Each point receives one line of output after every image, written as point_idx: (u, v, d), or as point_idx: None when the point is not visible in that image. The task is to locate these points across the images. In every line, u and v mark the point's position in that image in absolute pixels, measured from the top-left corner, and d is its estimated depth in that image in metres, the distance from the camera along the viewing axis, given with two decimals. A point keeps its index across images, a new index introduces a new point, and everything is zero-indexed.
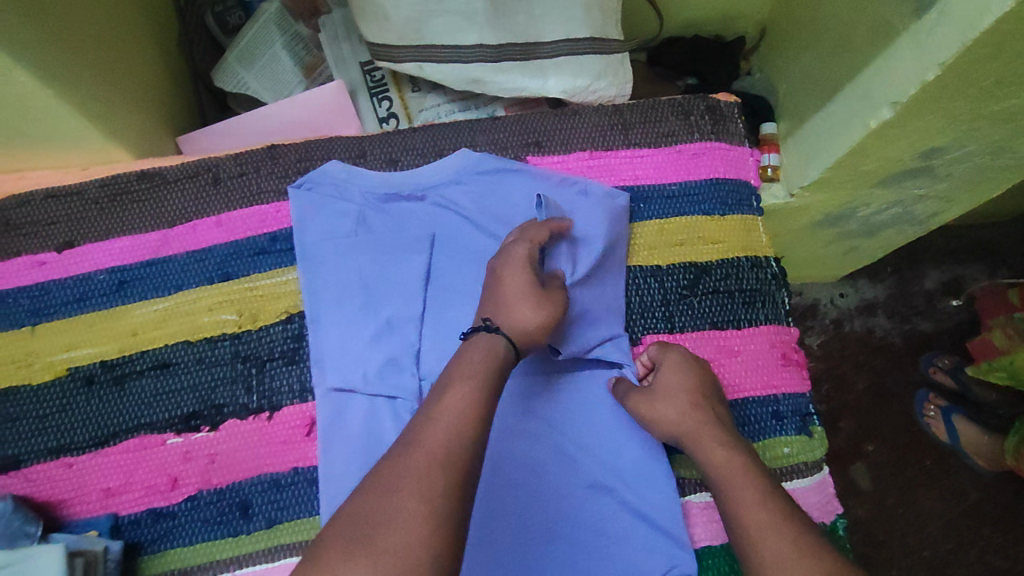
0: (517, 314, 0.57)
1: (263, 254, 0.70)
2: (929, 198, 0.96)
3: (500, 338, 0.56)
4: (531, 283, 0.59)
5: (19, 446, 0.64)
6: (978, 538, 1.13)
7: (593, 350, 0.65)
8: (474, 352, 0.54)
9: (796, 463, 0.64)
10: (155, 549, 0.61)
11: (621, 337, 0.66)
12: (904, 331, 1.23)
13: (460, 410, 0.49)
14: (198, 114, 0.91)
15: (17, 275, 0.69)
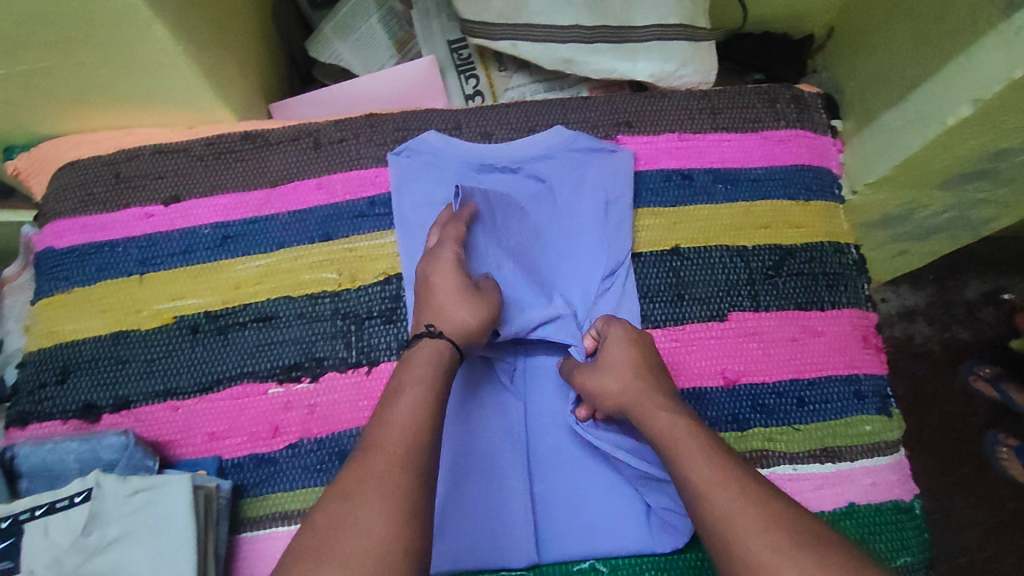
0: (453, 314, 0.60)
1: (361, 217, 0.72)
2: (988, 202, 0.91)
3: (440, 339, 0.58)
4: (460, 284, 0.62)
5: (129, 387, 0.67)
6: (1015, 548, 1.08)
7: (535, 330, 0.67)
8: (418, 356, 0.57)
9: (877, 441, 0.66)
10: (257, 492, 0.64)
11: (564, 320, 0.67)
12: (944, 339, 1.18)
13: (412, 413, 0.52)
14: (290, 84, 0.94)
15: (127, 225, 0.72)
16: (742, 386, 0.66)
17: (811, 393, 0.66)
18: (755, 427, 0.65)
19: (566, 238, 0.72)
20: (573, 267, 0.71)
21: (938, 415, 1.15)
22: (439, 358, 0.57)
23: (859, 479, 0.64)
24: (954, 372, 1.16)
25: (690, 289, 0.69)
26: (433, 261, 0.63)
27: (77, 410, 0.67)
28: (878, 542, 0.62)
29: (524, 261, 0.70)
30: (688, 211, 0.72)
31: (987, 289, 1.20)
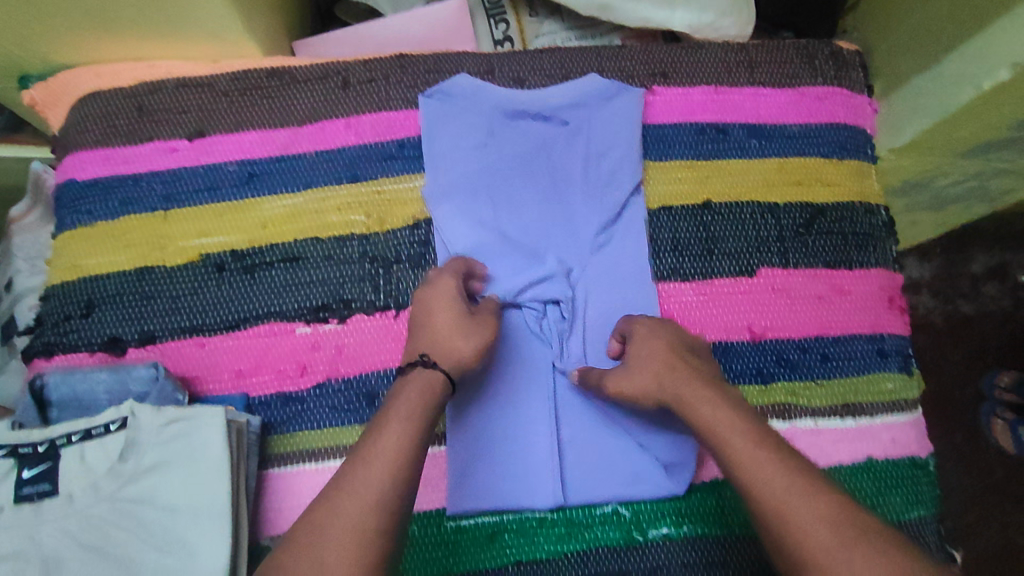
0: (448, 346, 0.58)
1: (391, 159, 0.71)
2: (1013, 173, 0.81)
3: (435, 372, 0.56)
4: (456, 314, 0.59)
5: (155, 323, 0.67)
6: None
7: (524, 292, 0.66)
8: (408, 390, 0.54)
9: (897, 399, 0.67)
10: (284, 430, 0.64)
11: (552, 278, 0.66)
12: (948, 313, 1.03)
13: (393, 453, 0.49)
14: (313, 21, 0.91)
15: (150, 160, 0.71)
16: (768, 341, 0.67)
17: (836, 349, 0.67)
18: (778, 381, 0.66)
19: (558, 196, 0.70)
20: (565, 226, 0.69)
21: (938, 381, 1.01)
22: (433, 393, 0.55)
23: (879, 435, 0.65)
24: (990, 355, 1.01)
25: (720, 244, 0.69)
26: (430, 288, 0.60)
27: (103, 343, 0.66)
28: (894, 495, 0.64)
29: (516, 214, 0.69)
30: (722, 165, 0.71)
31: (1005, 261, 1.03)
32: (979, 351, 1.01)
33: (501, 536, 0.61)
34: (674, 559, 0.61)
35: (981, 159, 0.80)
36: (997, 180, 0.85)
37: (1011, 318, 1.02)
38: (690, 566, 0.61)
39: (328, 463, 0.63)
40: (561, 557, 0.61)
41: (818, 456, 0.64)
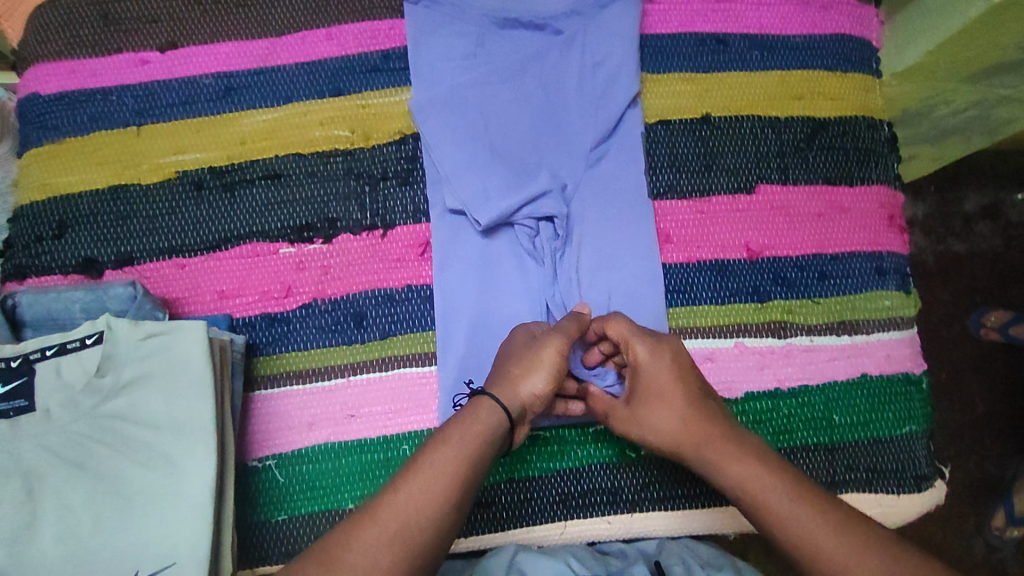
0: (513, 381, 0.54)
1: (375, 71, 0.67)
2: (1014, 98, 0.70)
3: (491, 402, 0.52)
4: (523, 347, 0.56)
5: (132, 244, 0.64)
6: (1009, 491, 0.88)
7: (519, 212, 0.63)
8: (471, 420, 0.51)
9: (894, 316, 0.66)
10: (270, 351, 0.62)
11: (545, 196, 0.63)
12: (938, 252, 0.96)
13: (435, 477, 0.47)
14: None
15: (119, 72, 0.67)
16: (765, 259, 0.65)
17: (833, 267, 0.66)
18: (773, 299, 0.64)
19: (551, 110, 0.66)
20: (558, 143, 0.65)
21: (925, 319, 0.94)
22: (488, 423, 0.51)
23: (874, 352, 0.65)
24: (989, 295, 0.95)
25: (719, 159, 0.67)
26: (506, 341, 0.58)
27: (78, 265, 0.64)
28: (887, 410, 0.64)
29: (507, 127, 0.65)
30: (722, 78, 0.68)
31: (1000, 199, 0.97)
32: (969, 289, 0.94)
33: None
34: (667, 475, 0.61)
35: (980, 85, 0.68)
36: (999, 109, 0.73)
37: (1002, 258, 0.95)
38: (684, 481, 0.62)
39: (315, 384, 0.62)
40: (553, 474, 0.61)
41: (811, 375, 0.64)
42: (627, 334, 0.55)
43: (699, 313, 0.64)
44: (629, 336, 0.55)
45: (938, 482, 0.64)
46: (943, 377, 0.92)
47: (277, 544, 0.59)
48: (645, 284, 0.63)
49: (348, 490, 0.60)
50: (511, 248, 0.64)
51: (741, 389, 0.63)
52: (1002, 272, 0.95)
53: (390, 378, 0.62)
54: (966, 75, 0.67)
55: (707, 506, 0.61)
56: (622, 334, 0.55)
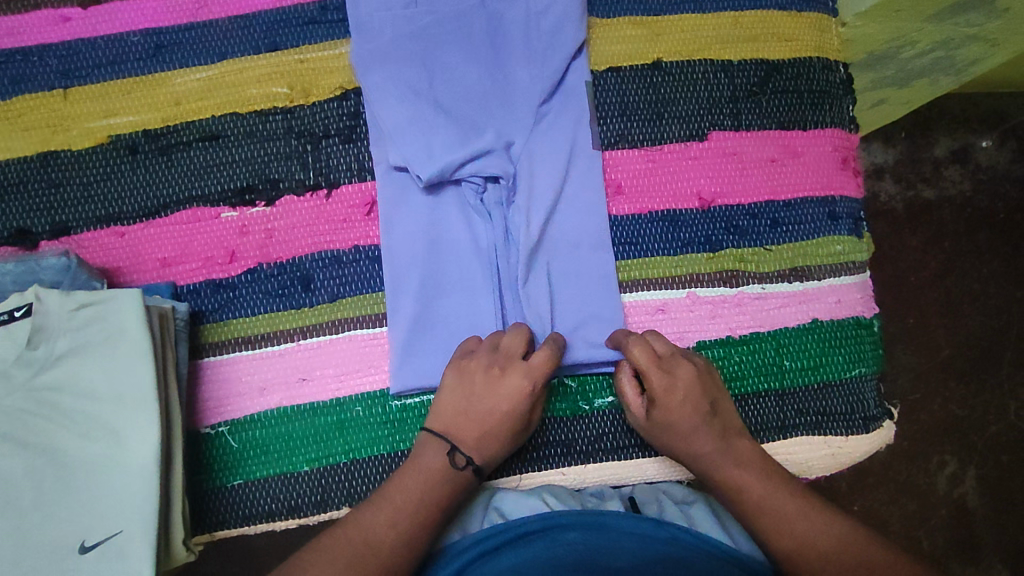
0: (481, 422, 0.55)
1: (313, 24, 0.65)
2: (978, 38, 0.68)
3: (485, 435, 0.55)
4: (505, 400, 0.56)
5: (66, 212, 0.62)
6: (958, 424, 0.91)
7: (464, 167, 0.61)
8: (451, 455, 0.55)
9: (846, 261, 0.65)
10: (217, 318, 0.61)
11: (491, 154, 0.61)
12: (908, 200, 0.95)
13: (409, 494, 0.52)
14: None
15: (40, 31, 0.64)
16: (717, 208, 0.64)
17: (786, 214, 0.65)
18: (724, 249, 0.64)
19: (496, 62, 0.64)
20: (503, 97, 0.63)
21: (894, 267, 0.93)
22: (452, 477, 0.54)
23: (825, 297, 0.65)
24: (955, 240, 0.94)
25: (671, 106, 0.65)
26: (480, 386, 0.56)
27: (11, 236, 0.61)
28: (837, 354, 0.64)
29: (449, 79, 0.63)
30: (674, 21, 0.66)
31: (969, 143, 0.96)
32: (937, 236, 0.94)
33: None
34: (622, 426, 0.62)
35: (945, 25, 0.65)
36: (966, 49, 0.70)
37: (971, 202, 0.95)
38: (636, 431, 0.62)
39: (263, 350, 0.61)
40: None
41: (764, 323, 0.64)
42: (646, 364, 0.56)
43: (649, 265, 0.64)
44: (647, 368, 0.56)
45: (887, 423, 0.65)
46: (907, 322, 0.93)
47: (234, 509, 0.60)
48: (592, 237, 0.63)
49: (304, 452, 0.60)
50: (460, 206, 0.62)
51: (693, 340, 0.63)
52: (966, 219, 0.95)
53: (342, 341, 0.61)
54: (930, 14, 0.63)
55: (659, 456, 0.62)
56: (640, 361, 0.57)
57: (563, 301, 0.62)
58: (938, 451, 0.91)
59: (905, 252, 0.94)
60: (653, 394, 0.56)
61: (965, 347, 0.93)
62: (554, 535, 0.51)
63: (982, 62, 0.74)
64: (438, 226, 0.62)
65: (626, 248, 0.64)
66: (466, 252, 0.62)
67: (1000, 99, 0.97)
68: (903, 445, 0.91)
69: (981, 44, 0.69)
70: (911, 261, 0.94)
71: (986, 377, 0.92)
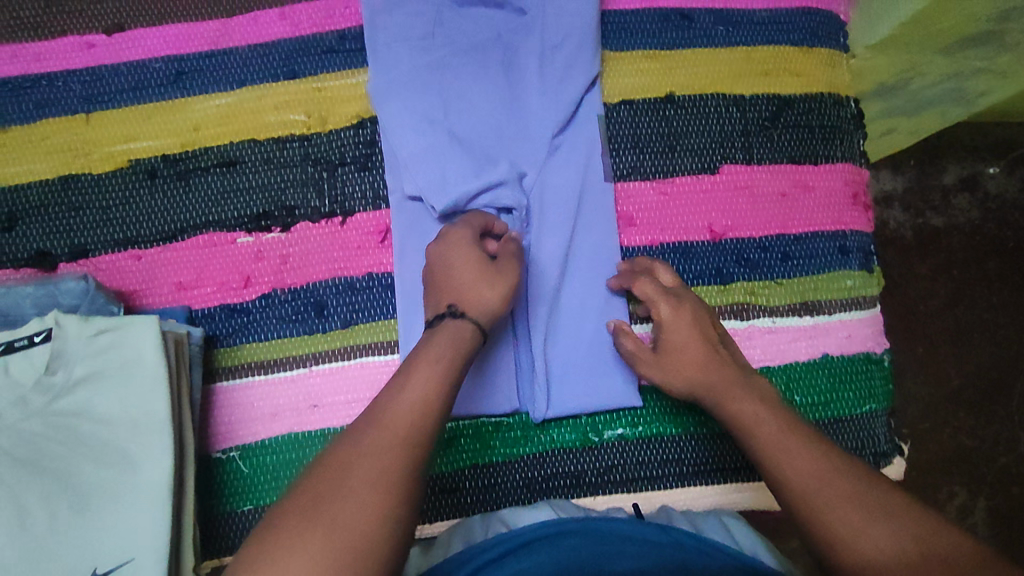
0: (472, 296, 0.54)
1: (332, 52, 0.66)
2: (990, 72, 0.69)
3: (467, 323, 0.52)
4: (477, 263, 0.55)
5: (85, 235, 0.63)
6: (968, 454, 0.91)
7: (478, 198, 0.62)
8: (440, 336, 0.50)
9: (856, 296, 0.66)
10: (230, 343, 0.62)
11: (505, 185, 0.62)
12: (917, 228, 0.95)
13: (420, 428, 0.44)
14: None
15: (64, 56, 0.65)
16: (729, 240, 0.65)
17: (797, 248, 0.65)
18: (735, 282, 0.64)
19: (511, 94, 0.65)
20: (518, 129, 0.64)
21: (903, 295, 0.94)
22: (461, 343, 0.50)
23: (835, 332, 0.65)
24: (965, 269, 0.94)
25: (682, 139, 0.66)
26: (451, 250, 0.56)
27: (30, 258, 0.62)
28: (848, 389, 0.64)
29: (464, 111, 0.64)
30: (686, 55, 0.67)
31: (978, 173, 0.96)
32: (947, 264, 0.94)
33: (458, 441, 0.61)
34: (631, 457, 0.62)
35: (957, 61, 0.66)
36: (976, 81, 0.69)
37: (980, 232, 0.95)
38: (645, 463, 0.62)
39: (275, 375, 0.61)
40: (516, 460, 0.61)
41: (775, 356, 0.64)
42: (653, 293, 0.59)
43: None
44: (654, 296, 0.58)
45: (896, 458, 0.65)
46: (917, 350, 0.93)
47: (243, 533, 0.60)
48: (603, 270, 0.63)
49: None
50: None
51: None
52: (973, 248, 0.95)
53: (354, 367, 0.62)
54: (943, 50, 0.64)
55: (666, 488, 0.62)
56: (646, 292, 0.59)
57: (574, 330, 0.62)
58: (947, 481, 0.90)
59: (915, 279, 0.94)
60: (662, 322, 0.58)
61: (975, 376, 0.92)
62: (556, 541, 0.50)
63: (994, 95, 0.74)
64: None
65: None
66: None
67: (1008, 130, 0.97)
68: (913, 476, 0.90)
69: (993, 78, 0.70)
70: (920, 289, 0.94)
71: (996, 407, 0.92)
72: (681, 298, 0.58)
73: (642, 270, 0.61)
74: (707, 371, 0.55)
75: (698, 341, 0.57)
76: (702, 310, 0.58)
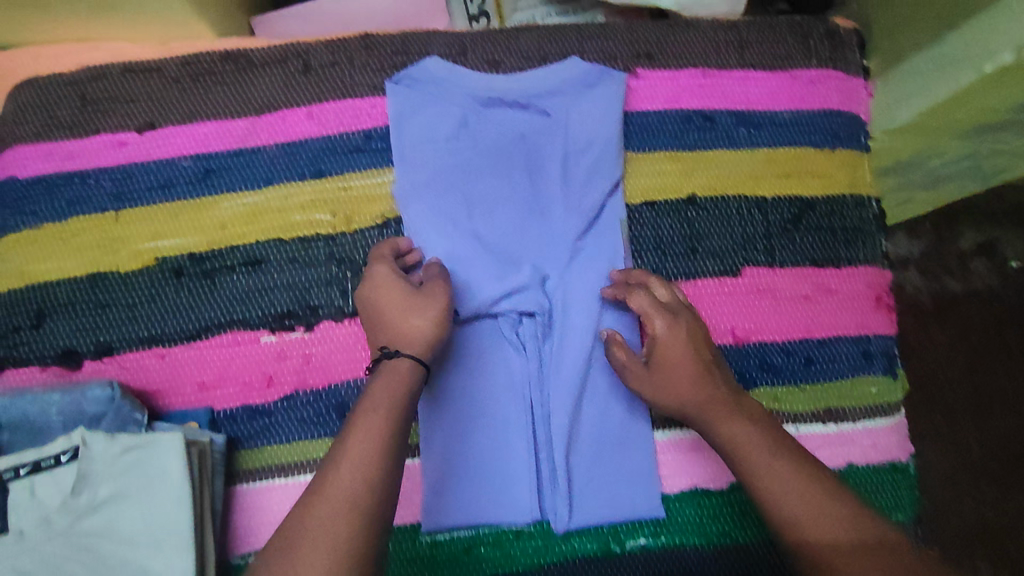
0: (403, 328, 0.53)
1: (358, 152, 0.67)
2: None
3: (404, 358, 0.51)
4: (401, 292, 0.55)
5: (110, 333, 0.63)
6: None
7: (500, 302, 0.63)
8: (385, 378, 0.50)
9: (879, 403, 0.66)
10: (252, 444, 0.62)
11: (529, 289, 0.63)
12: None
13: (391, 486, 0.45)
14: None
15: (96, 154, 0.66)
16: (752, 345, 0.65)
17: (819, 352, 0.65)
18: (759, 388, 0.64)
19: (535, 195, 0.65)
20: (541, 231, 0.65)
21: None
22: (404, 377, 0.50)
23: (860, 440, 0.65)
24: None
25: (704, 241, 0.66)
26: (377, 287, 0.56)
27: (56, 356, 0.63)
28: (873, 500, 0.64)
29: (488, 212, 0.65)
30: (709, 156, 0.68)
31: None
32: None
33: (476, 551, 0.61)
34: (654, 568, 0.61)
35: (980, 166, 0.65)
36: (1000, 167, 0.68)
37: None
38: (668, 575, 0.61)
39: (297, 478, 0.61)
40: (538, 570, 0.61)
41: None
42: (649, 308, 0.57)
43: None
44: (649, 310, 0.57)
45: None
46: None
47: None
48: None
49: None
50: (493, 336, 0.63)
51: (725, 480, 0.63)
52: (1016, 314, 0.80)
53: None
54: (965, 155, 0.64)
55: None
56: (644, 308, 0.58)
57: (594, 436, 0.62)
58: None
59: (933, 346, 0.80)
60: (657, 337, 0.56)
61: None
62: None
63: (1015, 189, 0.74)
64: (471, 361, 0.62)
65: None
66: (499, 386, 0.62)
67: None
68: None
69: None
70: None
71: None
72: (677, 311, 0.57)
73: (635, 286, 0.60)
74: (700, 389, 0.54)
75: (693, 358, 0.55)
76: (699, 329, 0.57)
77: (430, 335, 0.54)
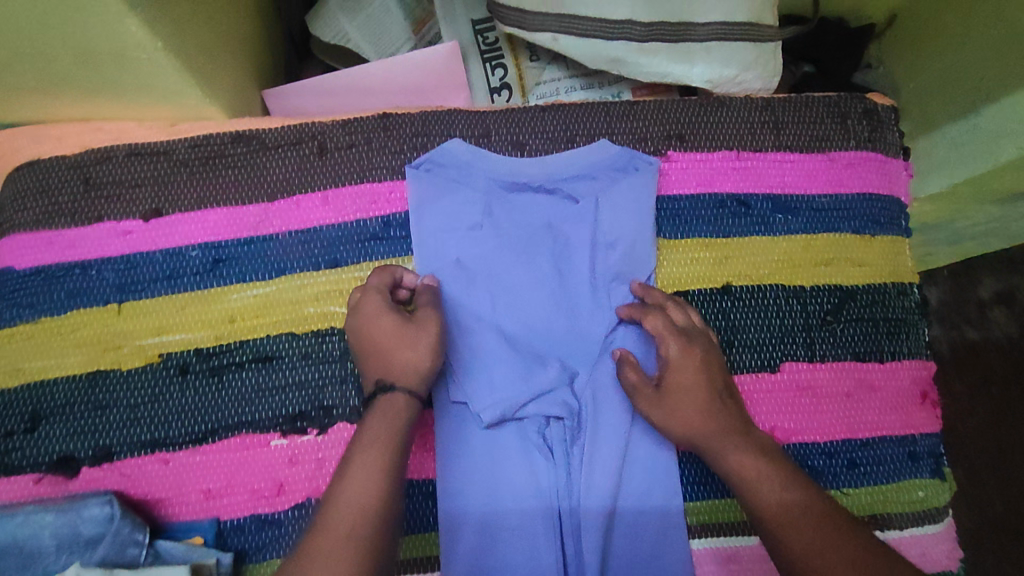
0: (398, 360, 0.53)
1: (375, 240, 0.63)
2: None
3: (398, 391, 0.52)
4: (393, 322, 0.54)
5: (110, 436, 0.59)
6: None
7: (527, 405, 0.59)
8: (383, 409, 0.51)
9: (929, 508, 0.62)
10: (259, 558, 0.58)
11: (556, 390, 0.60)
12: None
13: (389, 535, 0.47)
14: (291, 47, 0.81)
15: (99, 243, 0.62)
16: (794, 447, 0.61)
17: (864, 454, 0.62)
18: None
19: (562, 287, 0.62)
20: (569, 324, 0.62)
21: None
22: (400, 411, 0.51)
23: (909, 548, 0.61)
24: None
25: (741, 334, 0.62)
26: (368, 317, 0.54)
27: (51, 463, 0.59)
28: None
29: (512, 304, 0.62)
30: (744, 243, 0.64)
31: None
32: None
33: None
34: None
35: None
36: None
37: None
38: None
39: None
40: None
41: None
42: (663, 330, 0.57)
43: (721, 509, 0.60)
44: (663, 332, 0.57)
45: None
46: None
47: None
48: (658, 481, 0.60)
49: None
50: (518, 441, 0.59)
51: None
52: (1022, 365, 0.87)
53: None
54: None
55: None
56: (657, 328, 0.57)
57: (626, 550, 0.58)
58: None
59: None
60: (669, 360, 0.56)
61: None
62: None
63: None
64: (495, 467, 0.58)
65: (695, 489, 0.60)
66: (525, 496, 0.58)
67: None
68: None
69: None
70: None
71: None
72: (693, 337, 0.57)
73: (655, 305, 0.59)
74: (710, 420, 0.54)
75: (703, 385, 0.55)
76: (711, 353, 0.57)
77: (427, 367, 0.54)
